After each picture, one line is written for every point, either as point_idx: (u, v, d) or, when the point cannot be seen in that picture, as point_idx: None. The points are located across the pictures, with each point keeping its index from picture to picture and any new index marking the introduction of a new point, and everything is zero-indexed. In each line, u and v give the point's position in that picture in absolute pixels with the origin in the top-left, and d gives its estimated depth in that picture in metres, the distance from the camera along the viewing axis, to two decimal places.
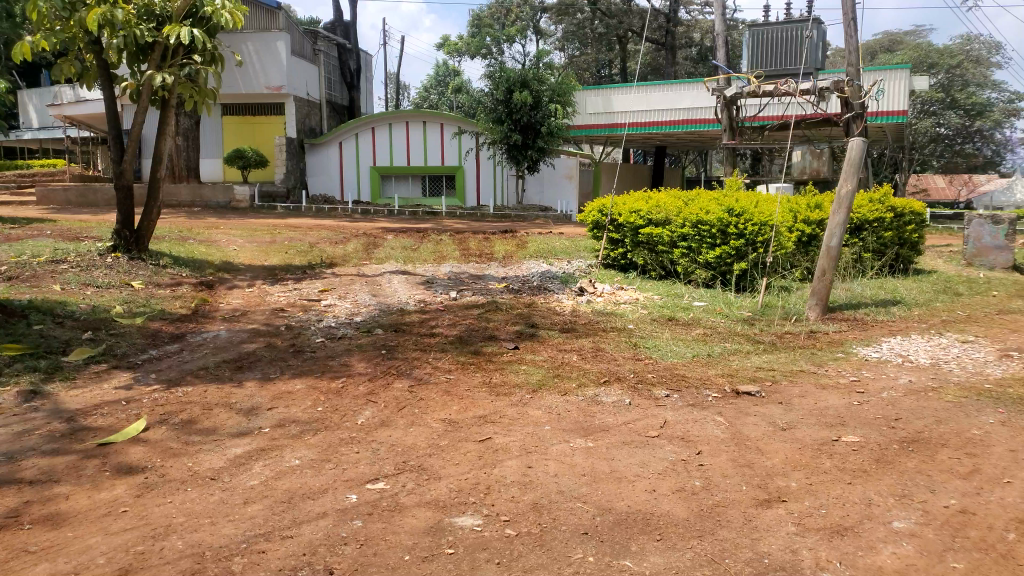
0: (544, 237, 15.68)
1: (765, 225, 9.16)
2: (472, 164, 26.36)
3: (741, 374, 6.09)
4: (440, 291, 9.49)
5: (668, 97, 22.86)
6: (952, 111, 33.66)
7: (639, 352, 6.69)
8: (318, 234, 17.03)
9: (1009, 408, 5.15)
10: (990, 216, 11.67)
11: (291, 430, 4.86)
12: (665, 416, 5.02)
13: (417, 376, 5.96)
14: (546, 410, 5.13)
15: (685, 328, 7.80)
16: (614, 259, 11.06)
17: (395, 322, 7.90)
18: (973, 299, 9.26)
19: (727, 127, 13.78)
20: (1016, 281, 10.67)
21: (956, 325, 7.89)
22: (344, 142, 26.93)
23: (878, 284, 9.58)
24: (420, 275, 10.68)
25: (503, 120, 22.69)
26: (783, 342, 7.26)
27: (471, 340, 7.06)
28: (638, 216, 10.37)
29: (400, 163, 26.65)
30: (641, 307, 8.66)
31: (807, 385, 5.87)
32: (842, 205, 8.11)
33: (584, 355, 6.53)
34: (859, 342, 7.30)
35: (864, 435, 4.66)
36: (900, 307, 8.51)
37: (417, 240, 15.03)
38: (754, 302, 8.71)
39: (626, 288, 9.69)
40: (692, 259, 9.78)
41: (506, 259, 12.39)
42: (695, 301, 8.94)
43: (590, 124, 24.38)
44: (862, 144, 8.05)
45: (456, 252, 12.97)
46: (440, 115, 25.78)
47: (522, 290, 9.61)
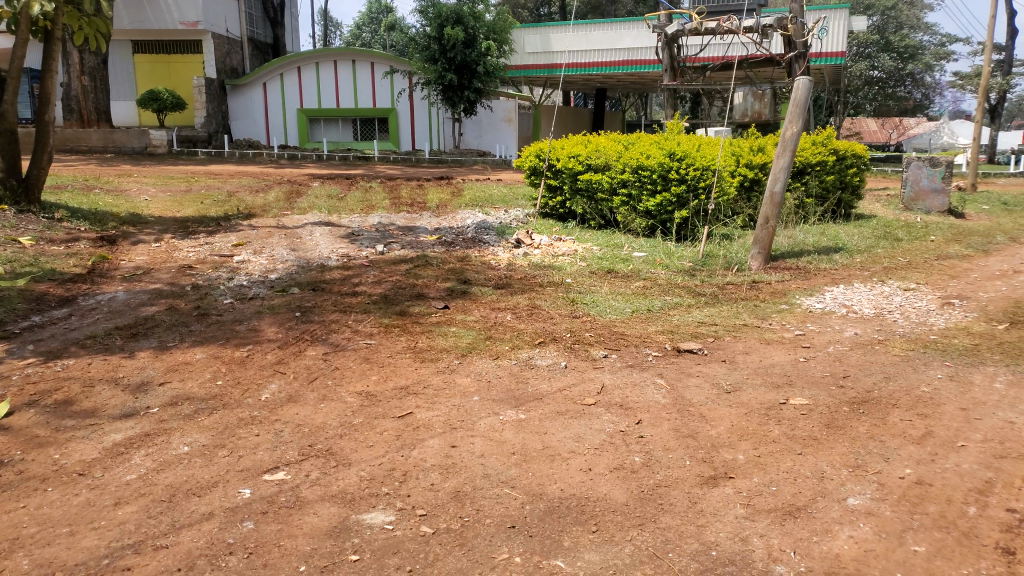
0: (480, 183, 15.09)
1: (707, 170, 8.76)
2: (405, 107, 25.25)
3: (681, 331, 5.74)
4: (365, 245, 8.86)
5: (607, 37, 22.20)
6: (886, 53, 34.04)
7: (576, 309, 6.28)
8: (240, 183, 16.03)
9: (956, 360, 4.97)
10: (928, 158, 11.64)
11: (183, 411, 4.27)
12: (602, 381, 4.64)
13: (334, 343, 5.42)
14: (475, 377, 4.69)
15: (625, 281, 7.41)
16: (552, 207, 10.60)
17: (314, 280, 7.31)
18: (913, 245, 9.15)
19: (668, 67, 13.29)
20: (952, 225, 10.66)
21: (898, 272, 7.73)
22: (271, 84, 25.51)
23: (821, 231, 9.37)
24: (346, 228, 10.02)
25: (436, 59, 21.75)
26: (725, 294, 6.95)
27: (397, 300, 6.52)
28: (577, 161, 9.87)
29: (331, 107, 25.40)
30: (579, 260, 8.22)
31: (751, 340, 5.57)
32: (787, 148, 7.76)
33: (517, 313, 6.08)
34: (801, 292, 7.05)
35: (812, 397, 4.38)
36: (843, 255, 8.30)
37: (345, 188, 14.24)
38: (695, 252, 8.37)
39: (564, 239, 9.24)
40: (632, 207, 9.37)
41: (439, 207, 11.79)
42: (635, 251, 8.55)
43: (528, 64, 23.57)
44: (809, 84, 7.69)
45: (386, 201, 12.29)
46: (371, 54, 24.53)
47: (455, 243, 9.05)
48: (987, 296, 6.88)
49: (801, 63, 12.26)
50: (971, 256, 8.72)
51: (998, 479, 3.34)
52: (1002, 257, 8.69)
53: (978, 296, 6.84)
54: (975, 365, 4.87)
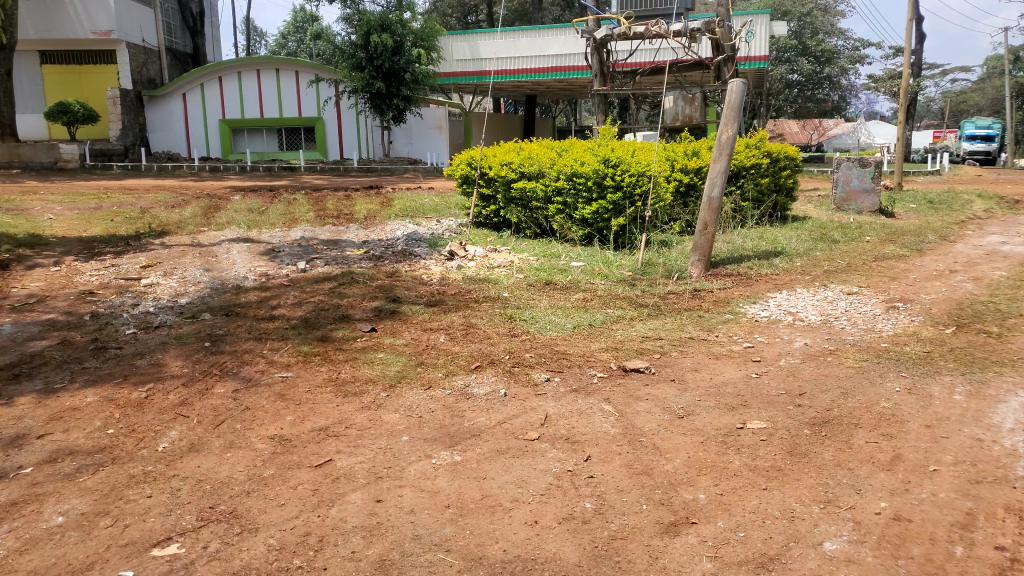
0: (411, 192, 14.59)
1: (643, 176, 8.47)
2: (332, 115, 24.43)
3: (627, 347, 5.38)
4: (287, 263, 8.25)
5: (536, 44, 21.94)
6: (804, 58, 35.04)
7: (514, 326, 5.86)
8: (155, 197, 15.08)
9: (911, 370, 4.77)
10: (857, 159, 11.77)
11: (62, 469, 3.65)
12: (546, 410, 4.22)
13: (246, 376, 4.84)
14: (404, 412, 4.21)
15: (564, 293, 7.04)
16: (486, 217, 10.19)
17: (228, 304, 6.69)
18: (850, 246, 9.11)
19: (597, 72, 13.06)
20: (884, 224, 10.72)
21: (839, 276, 7.60)
22: (190, 94, 24.40)
23: (759, 234, 9.22)
24: (267, 243, 9.37)
25: (363, 66, 21.07)
26: (668, 304, 6.65)
27: (319, 323, 5.97)
28: (510, 169, 9.49)
29: (254, 116, 24.44)
30: (516, 272, 7.82)
31: (698, 356, 5.25)
32: (723, 152, 7.54)
33: (451, 334, 5.62)
34: (745, 300, 6.82)
35: (770, 420, 4.07)
36: (783, 259, 8.16)
37: (268, 201, 13.52)
38: (635, 260, 8.07)
39: (500, 249, 8.84)
40: (568, 215, 9.03)
41: (368, 219, 11.23)
42: (573, 261, 8.21)
43: (456, 71, 23.15)
44: (743, 86, 7.48)
45: (311, 213, 11.65)
46: (295, 62, 23.67)
47: (384, 257, 8.54)
48: (929, 297, 6.81)
49: (729, 68, 12.38)
50: (906, 255, 8.72)
51: (980, 510, 3.06)
52: (937, 256, 8.73)
53: (921, 298, 6.75)
54: (932, 375, 4.68)
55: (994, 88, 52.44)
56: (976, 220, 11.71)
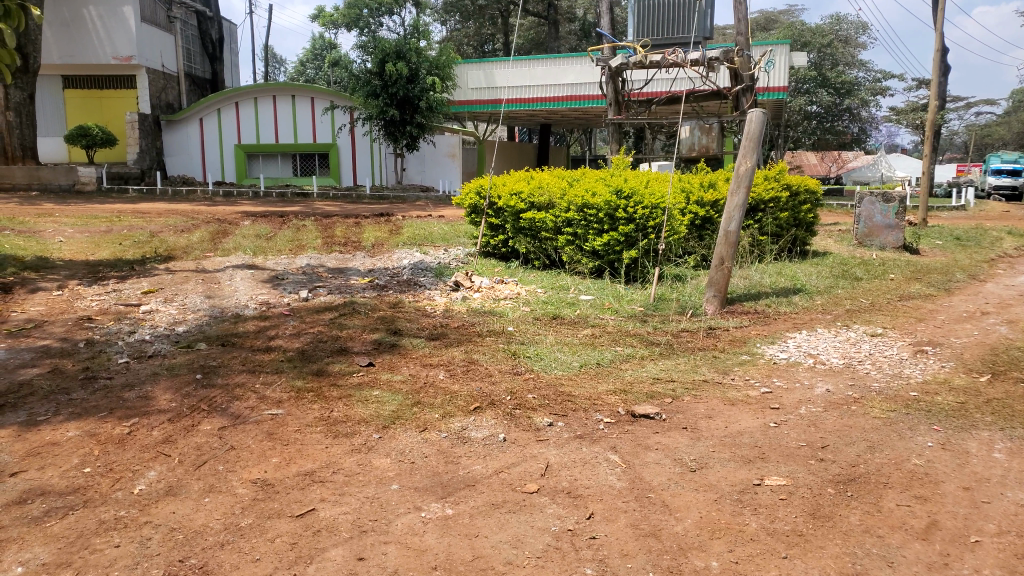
0: (422, 220, 14.44)
1: (657, 208, 8.23)
2: (347, 141, 24.46)
3: (636, 389, 5.10)
4: (289, 291, 8.04)
5: (551, 73, 21.95)
6: (824, 89, 34.96)
7: (519, 364, 5.59)
8: (167, 221, 15.01)
9: (945, 424, 4.50)
10: (881, 194, 11.52)
11: (30, 512, 3.39)
12: (547, 458, 3.94)
13: (234, 412, 4.59)
14: (396, 457, 3.95)
15: (573, 328, 6.78)
16: (494, 247, 9.98)
17: (226, 333, 6.47)
18: (872, 284, 8.83)
19: (612, 101, 12.94)
20: (908, 262, 10.43)
21: (862, 316, 7.37)
22: (207, 119, 24.56)
23: (777, 270, 8.95)
24: (271, 271, 9.18)
25: (377, 94, 21.17)
26: (681, 343, 6.37)
27: (316, 356, 5.73)
28: (519, 199, 9.30)
29: (269, 142, 24.54)
30: (523, 305, 7.57)
31: (713, 401, 4.97)
32: (740, 184, 7.30)
33: (452, 371, 5.36)
34: (763, 340, 6.55)
35: (788, 477, 3.76)
36: (803, 297, 7.89)
37: (277, 226, 13.40)
38: (646, 295, 7.80)
39: (507, 281, 8.61)
40: (579, 246, 8.79)
41: (376, 247, 11.04)
42: (582, 294, 7.96)
43: (471, 99, 23.21)
44: (763, 117, 7.26)
45: (318, 240, 11.49)
46: (312, 88, 23.80)
47: (389, 286, 8.32)
48: (958, 342, 6.52)
49: (748, 98, 12.56)
50: (932, 296, 8.43)
51: None
52: (965, 297, 8.43)
53: (949, 343, 6.46)
54: (968, 430, 4.41)
55: (1019, 122, 51.82)
56: (1003, 258, 11.37)
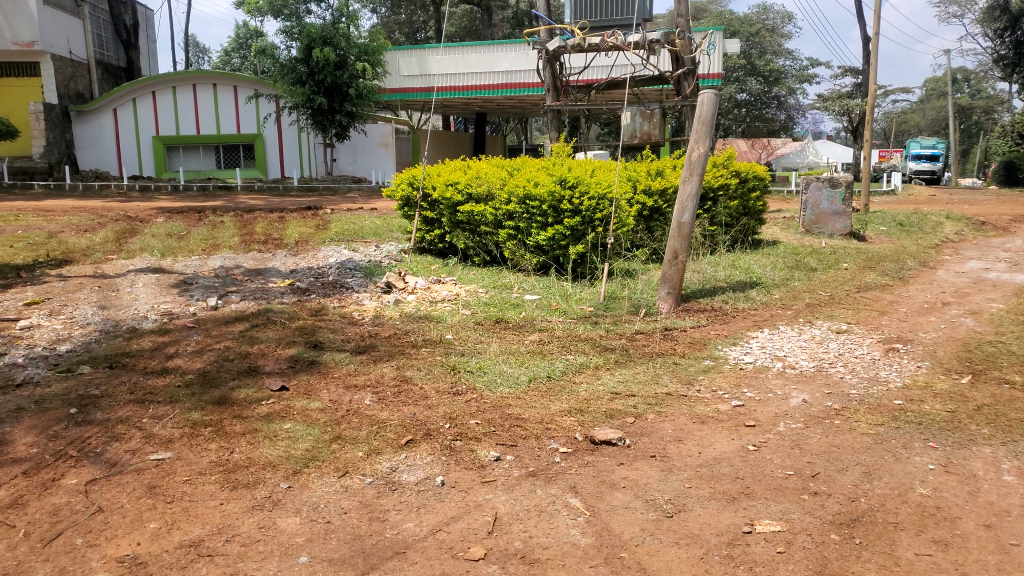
0: (351, 214, 13.54)
1: (604, 199, 7.60)
2: (273, 132, 23.17)
3: (594, 408, 4.44)
4: (196, 298, 7.08)
5: (485, 59, 21.16)
6: (753, 77, 35.35)
7: (458, 381, 4.85)
8: (68, 219, 13.64)
9: (940, 438, 3.97)
10: (828, 180, 11.19)
11: None
12: (495, 508, 3.25)
13: (109, 459, 3.67)
14: (308, 515, 3.20)
15: (518, 333, 6.09)
16: (430, 243, 9.23)
17: (115, 352, 5.50)
18: (828, 275, 8.43)
19: (550, 87, 12.25)
20: (859, 250, 10.15)
21: (824, 311, 6.94)
22: (121, 109, 22.88)
23: (731, 262, 8.45)
24: (179, 274, 8.16)
25: (303, 81, 20.05)
26: (637, 348, 5.74)
27: (220, 381, 4.86)
28: (456, 190, 8.58)
29: (189, 133, 23.05)
30: (462, 308, 6.85)
31: (681, 419, 4.37)
32: (694, 172, 6.73)
33: (380, 394, 4.59)
34: (724, 341, 6.02)
35: (783, 519, 3.18)
36: (760, 291, 7.41)
37: (191, 223, 12.27)
38: (596, 293, 7.17)
39: (445, 280, 7.86)
40: (521, 241, 8.11)
41: (299, 244, 10.11)
42: (527, 294, 7.29)
43: (404, 86, 22.21)
44: (714, 99, 6.70)
45: (235, 239, 10.47)
46: (233, 76, 22.44)
47: (311, 289, 7.47)
48: (928, 337, 6.12)
49: (691, 82, 12.07)
50: (889, 286, 8.10)
51: None
52: (922, 286, 8.13)
53: (919, 338, 6.05)
54: (965, 445, 3.88)
55: (933, 110, 54.06)
56: (949, 243, 11.23)
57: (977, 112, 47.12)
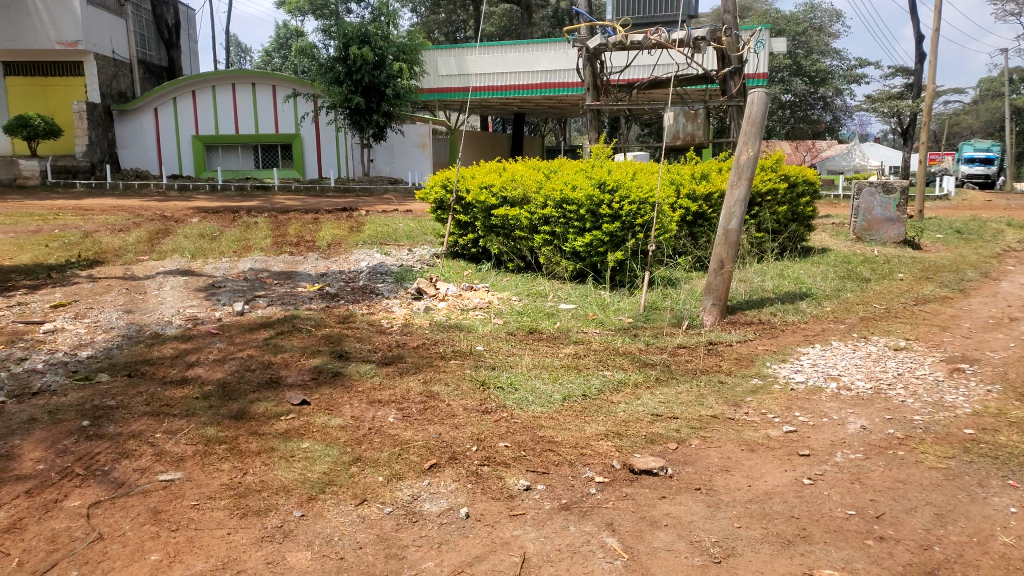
0: (385, 216, 13.38)
1: (645, 203, 7.25)
2: (311, 131, 23.22)
3: (633, 432, 4.12)
4: (223, 302, 6.93)
5: (524, 59, 20.88)
6: (798, 78, 34.46)
7: (487, 398, 4.57)
8: (106, 219, 13.71)
9: (1020, 476, 3.61)
10: (881, 184, 10.66)
11: None
12: (523, 547, 2.97)
13: (116, 479, 3.47)
14: (319, 549, 2.95)
15: (553, 346, 5.80)
16: (463, 247, 8.98)
17: (136, 359, 5.34)
18: (882, 286, 7.97)
19: (590, 85, 11.90)
20: (915, 258, 9.63)
21: (879, 325, 6.51)
22: (162, 109, 23.14)
23: (779, 271, 8.04)
24: (208, 277, 8.04)
25: (341, 80, 19.97)
26: (679, 364, 5.40)
27: (240, 393, 4.66)
28: (490, 193, 8.32)
29: (229, 133, 23.23)
30: (494, 317, 6.57)
31: (728, 446, 4.03)
32: (742, 175, 6.37)
33: (404, 411, 4.34)
34: (773, 358, 5.65)
35: (846, 570, 2.86)
36: (810, 303, 6.99)
37: (225, 224, 12.23)
38: (635, 304, 6.84)
39: (477, 287, 7.60)
40: (557, 247, 7.80)
41: (331, 247, 9.95)
42: (562, 303, 6.99)
43: (442, 86, 22.05)
44: (765, 98, 6.32)
45: (268, 241, 10.35)
46: (272, 75, 22.55)
47: (340, 295, 7.27)
48: (996, 357, 5.67)
49: (736, 81, 11.61)
50: (949, 298, 7.61)
51: None
52: (985, 299, 7.63)
53: (987, 358, 5.61)
54: None
55: (987, 111, 52.21)
56: (1011, 252, 10.63)
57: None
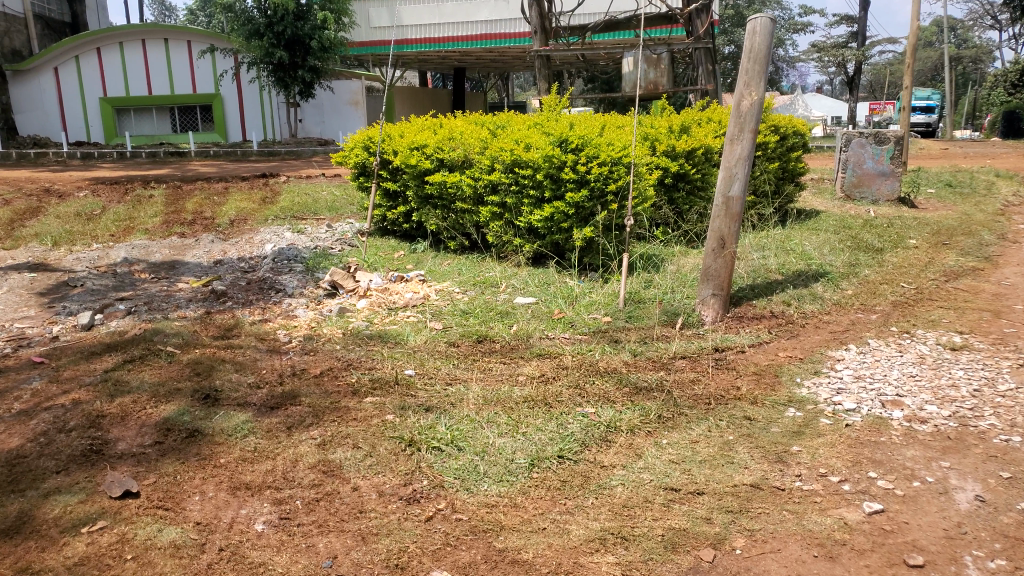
0: (306, 183, 11.57)
1: (621, 167, 5.72)
2: (232, 90, 20.91)
3: (642, 530, 2.66)
4: (66, 312, 5.15)
5: (462, 9, 19.02)
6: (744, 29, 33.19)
7: (415, 472, 3.02)
8: None
9: None
10: (873, 135, 9.34)
11: None
12: None
13: None
14: None
15: (509, 364, 4.27)
16: (393, 222, 7.34)
17: None
18: (899, 256, 6.65)
19: (537, 29, 10.14)
20: (920, 219, 8.35)
21: (919, 312, 5.18)
22: (63, 68, 20.52)
23: (780, 243, 6.64)
24: (62, 273, 6.19)
25: (260, 33, 17.72)
26: (683, 388, 3.95)
27: (31, 478, 2.97)
28: (424, 155, 6.69)
29: (139, 93, 20.76)
30: (431, 320, 4.99)
31: (794, 547, 2.59)
32: (744, 127, 4.84)
33: (285, 510, 2.77)
34: (801, 370, 4.23)
35: None
36: (827, 286, 5.63)
37: (113, 198, 10.24)
38: (611, 294, 5.36)
39: (410, 275, 6.02)
40: (509, 222, 6.25)
41: (234, 224, 8.16)
42: (518, 296, 5.47)
43: (374, 40, 20.15)
44: (771, 25, 4.77)
45: (156, 219, 8.50)
46: (185, 28, 20.14)
47: (229, 293, 5.57)
48: None
49: (703, 21, 10.02)
50: (980, 269, 6.34)
51: None
52: (1021, 268, 6.36)
53: None
54: None
55: (920, 61, 51.89)
56: (1014, 207, 9.47)
57: (964, 62, 45.21)
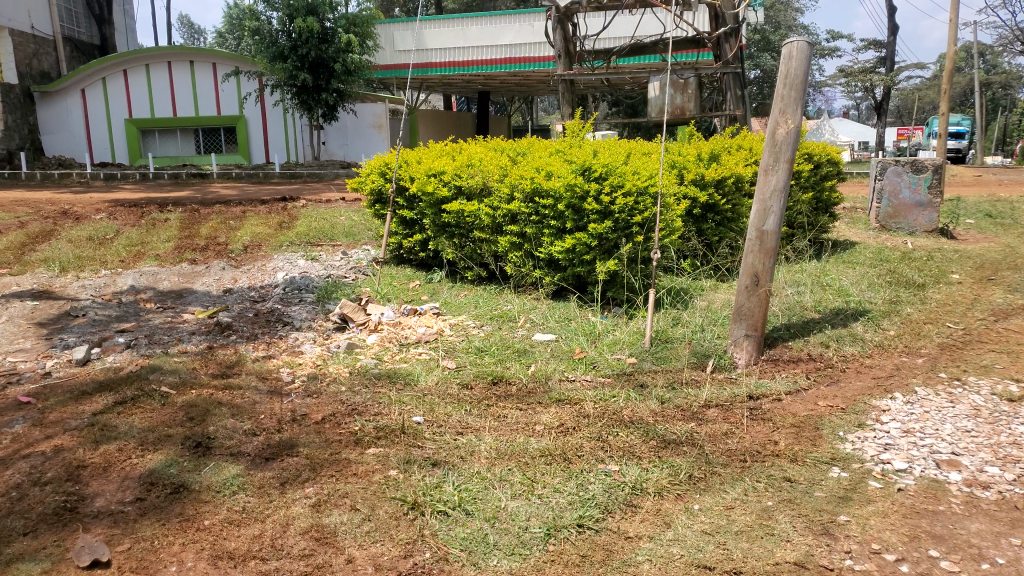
0: (324, 207, 11.40)
1: (648, 197, 5.42)
2: (256, 112, 20.97)
3: None
4: (63, 345, 4.93)
5: (487, 32, 18.95)
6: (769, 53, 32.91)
7: (418, 542, 2.72)
8: None
9: None
10: (910, 163, 9.00)
11: None
12: None
13: None
14: None
15: (527, 410, 3.96)
16: (409, 251, 7.09)
17: None
18: (942, 292, 6.27)
19: (562, 52, 9.90)
20: (962, 252, 7.94)
21: (970, 356, 4.80)
22: (90, 90, 20.74)
23: (815, 278, 6.28)
24: (66, 301, 5.99)
25: (285, 56, 17.73)
26: (715, 442, 3.61)
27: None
28: (440, 183, 6.44)
29: (164, 115, 20.88)
30: (444, 358, 4.70)
31: None
32: (780, 156, 4.53)
33: None
34: (844, 422, 3.87)
35: None
36: (868, 325, 5.27)
37: (129, 221, 10.13)
38: (636, 332, 5.04)
39: (424, 307, 5.75)
40: (529, 253, 5.96)
41: (247, 251, 7.96)
42: (537, 333, 5.17)
43: (396, 63, 20.05)
44: (808, 48, 4.47)
45: (169, 244, 8.33)
46: (210, 51, 20.26)
47: (235, 325, 5.33)
48: None
49: (732, 45, 9.73)
50: None
51: None
52: None
53: None
54: None
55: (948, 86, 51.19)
56: None
57: (994, 87, 44.49)
